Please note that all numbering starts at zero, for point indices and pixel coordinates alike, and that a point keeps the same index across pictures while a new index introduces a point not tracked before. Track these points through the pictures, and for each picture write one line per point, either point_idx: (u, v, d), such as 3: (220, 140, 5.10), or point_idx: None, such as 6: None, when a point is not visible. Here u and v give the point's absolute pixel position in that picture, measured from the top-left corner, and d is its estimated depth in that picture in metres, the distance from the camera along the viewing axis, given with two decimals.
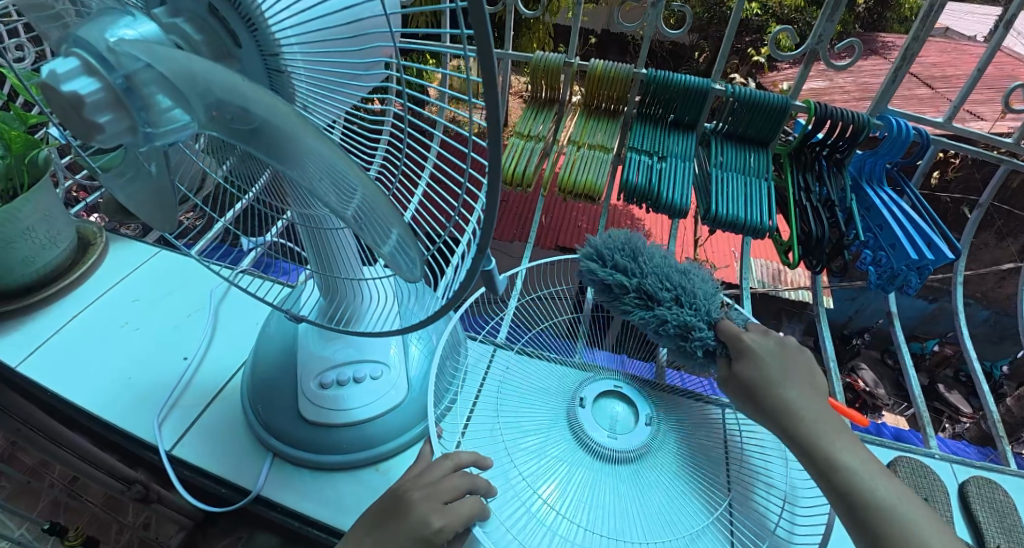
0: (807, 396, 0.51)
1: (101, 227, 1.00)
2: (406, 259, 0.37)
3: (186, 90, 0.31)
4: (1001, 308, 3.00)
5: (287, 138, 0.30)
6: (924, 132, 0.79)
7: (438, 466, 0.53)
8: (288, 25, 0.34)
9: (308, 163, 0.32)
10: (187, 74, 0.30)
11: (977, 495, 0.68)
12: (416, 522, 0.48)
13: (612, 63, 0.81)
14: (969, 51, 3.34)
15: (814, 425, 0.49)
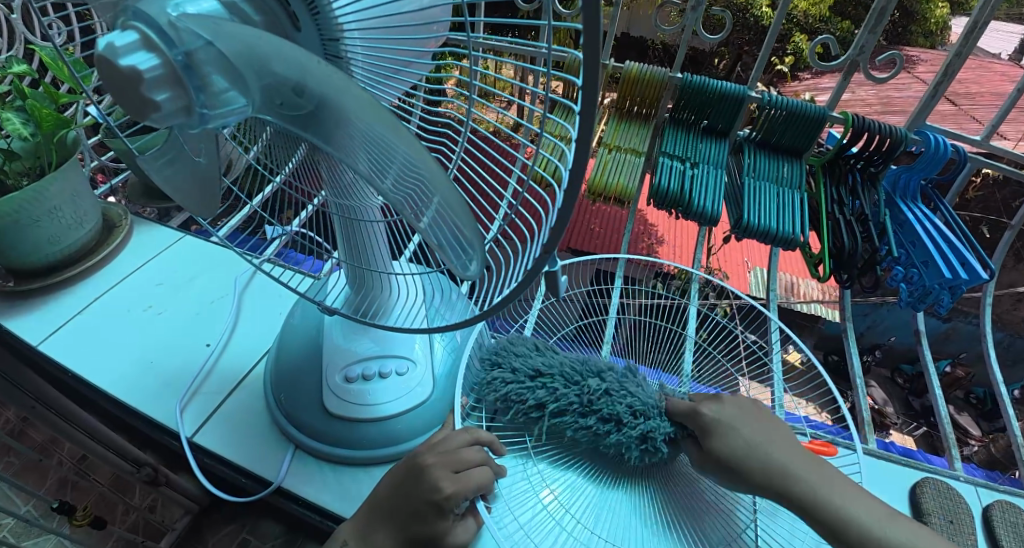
0: (738, 418, 0.46)
1: (125, 209, 1.00)
2: (456, 253, 0.35)
3: (245, 71, 0.31)
4: (1016, 331, 2.96)
5: (343, 122, 0.30)
6: (962, 150, 0.78)
7: (456, 436, 0.53)
8: (352, 10, 0.34)
9: (359, 151, 0.32)
10: (253, 57, 0.30)
11: (1001, 520, 0.67)
12: (428, 487, 0.49)
13: (647, 66, 0.80)
14: (995, 69, 3.29)
15: (812, 482, 0.42)
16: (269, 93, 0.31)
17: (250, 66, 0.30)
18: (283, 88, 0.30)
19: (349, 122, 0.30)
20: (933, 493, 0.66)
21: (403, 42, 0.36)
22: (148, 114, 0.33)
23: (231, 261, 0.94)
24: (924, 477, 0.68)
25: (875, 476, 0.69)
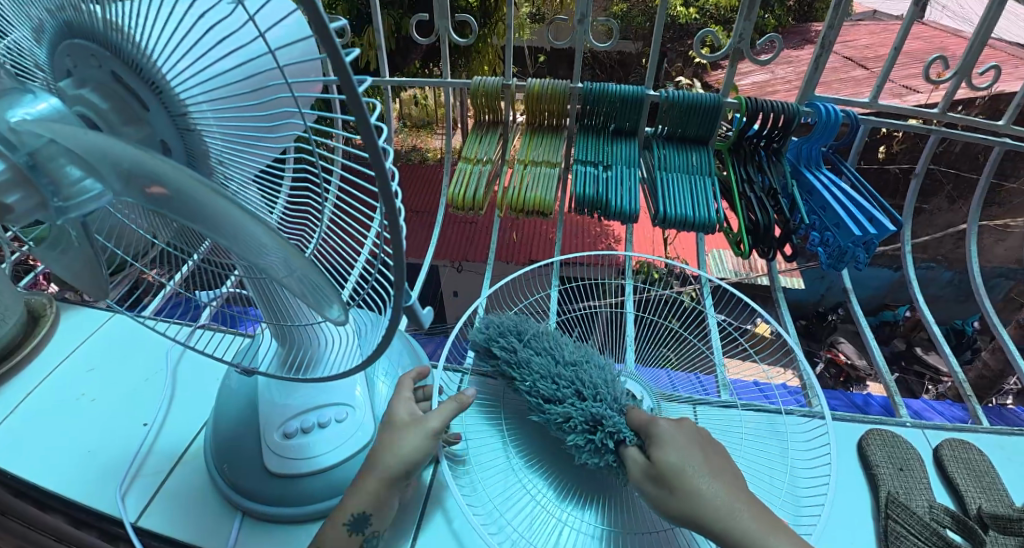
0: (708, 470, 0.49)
1: (52, 298, 0.97)
2: (332, 304, 0.38)
3: (96, 163, 0.31)
4: (962, 268, 3.11)
5: (199, 206, 0.31)
6: (852, 115, 0.82)
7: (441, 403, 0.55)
8: (195, 88, 0.35)
9: (222, 227, 0.32)
10: (95, 149, 0.31)
11: (953, 459, 0.69)
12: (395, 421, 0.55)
13: (548, 81, 0.83)
14: (896, 30, 3.51)
15: (749, 527, 0.46)
16: (124, 184, 0.32)
17: (97, 156, 0.31)
18: (129, 173, 0.31)
19: (204, 206, 0.30)
20: (882, 445, 0.67)
21: (252, 108, 0.36)
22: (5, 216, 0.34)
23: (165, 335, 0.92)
24: (873, 430, 0.70)
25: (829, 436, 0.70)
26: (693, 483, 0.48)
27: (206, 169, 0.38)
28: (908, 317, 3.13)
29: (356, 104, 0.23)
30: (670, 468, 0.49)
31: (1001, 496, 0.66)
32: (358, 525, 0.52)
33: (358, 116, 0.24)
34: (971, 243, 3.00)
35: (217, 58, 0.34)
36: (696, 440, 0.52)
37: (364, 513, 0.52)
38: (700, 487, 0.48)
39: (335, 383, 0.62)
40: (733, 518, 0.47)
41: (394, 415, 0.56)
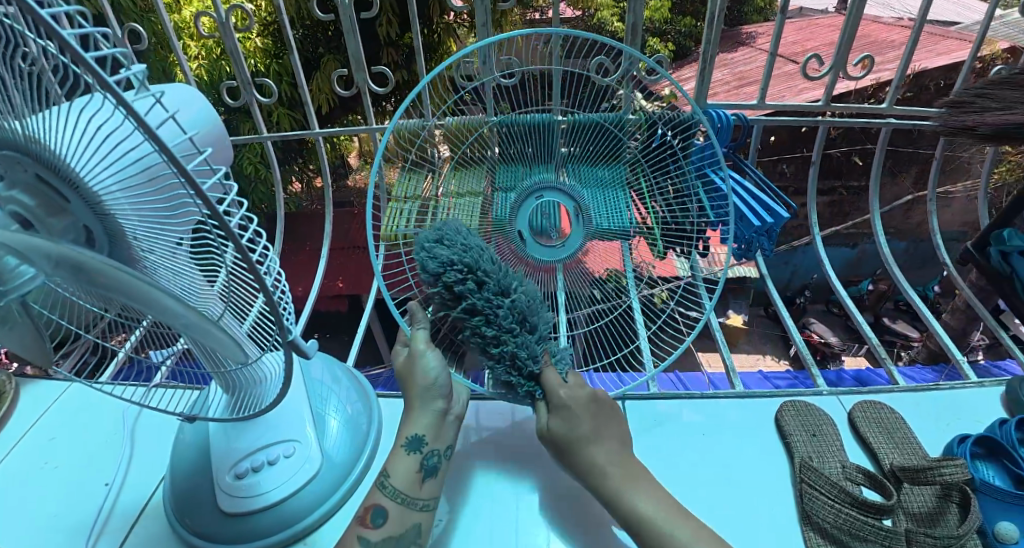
0: (604, 447, 0.77)
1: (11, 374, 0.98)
2: (223, 340, 0.54)
3: (30, 253, 0.42)
4: (914, 237, 3.26)
5: (114, 284, 0.45)
6: (743, 117, 0.92)
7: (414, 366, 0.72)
8: (106, 182, 0.40)
9: (132, 295, 0.46)
10: (28, 245, 0.41)
11: (864, 419, 0.86)
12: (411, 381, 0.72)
13: (464, 118, 0.88)
14: (821, 23, 3.72)
15: (635, 500, 0.72)
16: (59, 269, 0.43)
17: (34, 249, 0.42)
18: (61, 261, 0.43)
19: (120, 284, 0.45)
20: (794, 415, 0.86)
21: (159, 193, 0.42)
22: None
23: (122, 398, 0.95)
24: (787, 404, 0.88)
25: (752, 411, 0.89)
26: (579, 448, 0.75)
27: (126, 249, 0.45)
28: (872, 290, 3.25)
29: (198, 191, 0.32)
30: (563, 438, 0.77)
31: (913, 449, 0.81)
32: (414, 445, 0.69)
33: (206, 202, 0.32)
34: (919, 212, 3.15)
35: (121, 155, 0.40)
36: (586, 407, 0.77)
37: (417, 434, 0.69)
38: (580, 450, 0.75)
39: (283, 421, 0.68)
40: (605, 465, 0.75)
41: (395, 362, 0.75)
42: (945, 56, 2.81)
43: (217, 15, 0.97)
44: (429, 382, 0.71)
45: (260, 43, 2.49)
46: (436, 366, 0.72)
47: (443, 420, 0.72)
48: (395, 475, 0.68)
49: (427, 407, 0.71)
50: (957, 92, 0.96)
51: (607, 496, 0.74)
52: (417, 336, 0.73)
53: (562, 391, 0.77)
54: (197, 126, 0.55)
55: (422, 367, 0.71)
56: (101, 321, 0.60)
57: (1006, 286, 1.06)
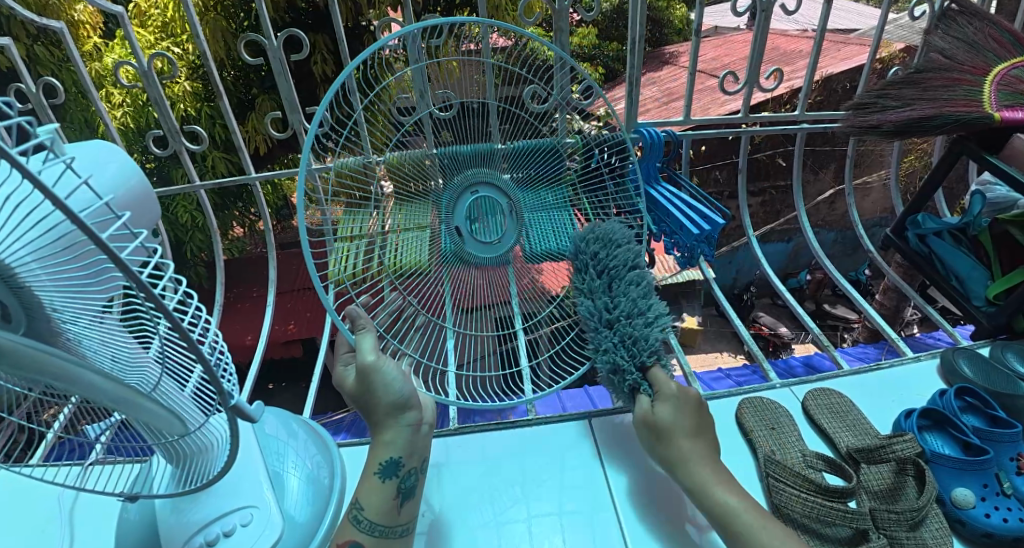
0: (697, 447, 0.78)
1: None
2: (154, 411, 0.52)
3: None
4: (841, 227, 3.50)
5: (34, 365, 0.42)
6: (671, 133, 0.98)
7: (390, 386, 0.69)
8: (22, 253, 0.37)
9: (55, 376, 0.43)
10: None
11: (817, 407, 0.90)
12: (386, 394, 0.69)
13: (403, 153, 0.86)
14: (735, 40, 4.00)
15: (730, 502, 0.72)
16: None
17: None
18: None
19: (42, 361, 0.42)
20: (751, 410, 0.89)
21: (82, 263, 0.40)
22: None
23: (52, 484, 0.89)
24: (743, 401, 0.91)
25: (716, 413, 0.91)
26: (677, 438, 0.78)
27: (49, 323, 0.41)
28: (811, 280, 3.44)
29: (121, 266, 0.31)
30: (665, 425, 0.79)
31: (864, 430, 0.85)
32: (390, 470, 0.69)
33: (133, 281, 0.32)
34: (842, 203, 3.39)
35: (36, 225, 0.38)
36: (692, 407, 0.80)
37: (392, 459, 0.69)
38: (677, 440, 0.77)
39: (240, 489, 0.66)
40: (696, 463, 0.76)
41: (347, 379, 0.71)
42: (849, 61, 3.08)
43: (138, 64, 0.94)
44: (395, 397, 0.69)
45: (189, 87, 2.41)
46: (398, 379, 0.69)
47: (416, 435, 0.72)
48: (369, 507, 0.68)
49: (400, 424, 0.70)
50: (861, 94, 1.04)
51: (692, 484, 0.76)
52: (364, 345, 0.68)
53: (669, 382, 0.82)
54: (106, 190, 0.52)
55: (386, 381, 0.68)
56: (30, 400, 0.54)
57: (928, 265, 1.14)
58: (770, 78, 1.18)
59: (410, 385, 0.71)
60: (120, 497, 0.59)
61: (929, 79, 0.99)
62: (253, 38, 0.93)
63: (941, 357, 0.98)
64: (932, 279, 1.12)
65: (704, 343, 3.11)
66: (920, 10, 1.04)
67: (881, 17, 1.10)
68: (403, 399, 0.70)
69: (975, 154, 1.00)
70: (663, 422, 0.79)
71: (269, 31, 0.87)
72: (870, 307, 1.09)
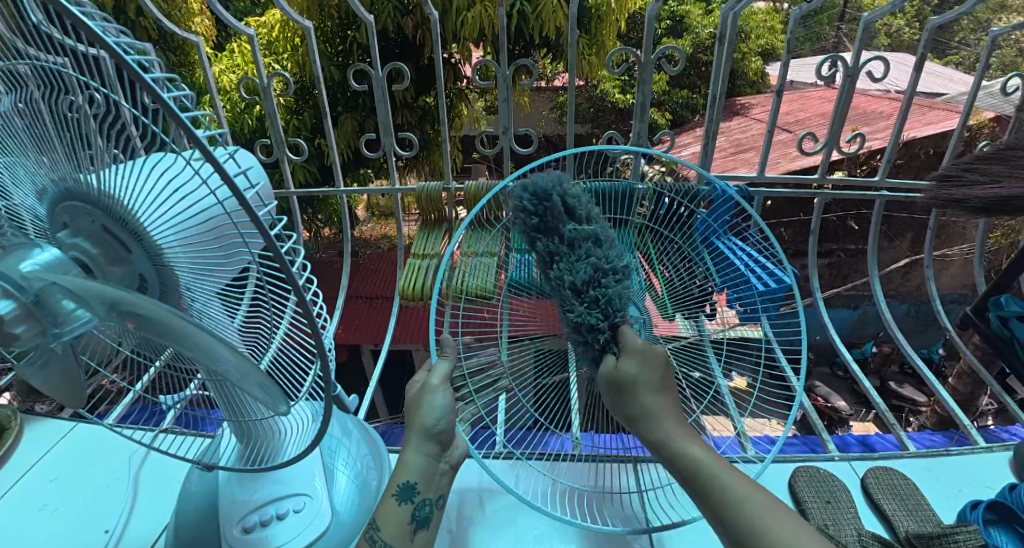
0: (666, 403, 0.72)
1: (17, 411, 1.07)
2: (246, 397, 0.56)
3: (90, 299, 0.44)
4: (914, 299, 3.30)
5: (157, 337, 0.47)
6: (745, 189, 1.00)
7: (431, 410, 0.69)
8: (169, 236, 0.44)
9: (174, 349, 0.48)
10: (91, 290, 0.43)
11: (877, 485, 0.86)
12: (425, 417, 0.69)
13: (482, 184, 0.98)
14: (811, 96, 3.95)
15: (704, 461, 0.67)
16: (110, 313, 0.45)
17: (93, 293, 0.44)
18: (113, 306, 0.44)
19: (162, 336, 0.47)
20: (806, 480, 0.86)
21: (213, 247, 0.46)
22: (9, 342, 0.44)
23: (124, 446, 1.01)
24: (798, 469, 0.89)
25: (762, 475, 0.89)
26: (642, 393, 0.71)
27: (177, 298, 0.48)
28: (876, 352, 3.26)
29: (265, 239, 0.35)
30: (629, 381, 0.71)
31: (927, 517, 0.80)
32: (406, 495, 0.67)
33: (270, 251, 0.35)
34: (917, 275, 3.21)
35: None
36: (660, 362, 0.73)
37: (409, 482, 0.67)
38: (643, 395, 0.71)
39: (295, 478, 0.72)
40: (662, 417, 0.71)
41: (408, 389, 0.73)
42: (933, 127, 2.96)
43: (259, 81, 1.06)
44: (435, 424, 0.69)
45: (284, 100, 2.65)
46: (444, 406, 0.70)
47: (434, 469, 0.70)
48: (385, 527, 0.65)
49: (424, 449, 0.69)
50: (947, 165, 1.01)
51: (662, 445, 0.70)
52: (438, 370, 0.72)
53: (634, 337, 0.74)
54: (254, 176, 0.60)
55: (431, 405, 0.69)
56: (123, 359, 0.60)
57: (1009, 351, 1.07)
58: (849, 142, 1.16)
59: (452, 420, 0.70)
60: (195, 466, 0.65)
61: (1021, 156, 0.95)
62: (362, 67, 1.03)
63: (1015, 450, 0.91)
64: (1015, 367, 1.05)
65: None
66: (1016, 85, 1.01)
67: (972, 88, 1.07)
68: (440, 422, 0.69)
69: None
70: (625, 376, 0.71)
71: (376, 62, 0.96)
72: (943, 388, 1.03)
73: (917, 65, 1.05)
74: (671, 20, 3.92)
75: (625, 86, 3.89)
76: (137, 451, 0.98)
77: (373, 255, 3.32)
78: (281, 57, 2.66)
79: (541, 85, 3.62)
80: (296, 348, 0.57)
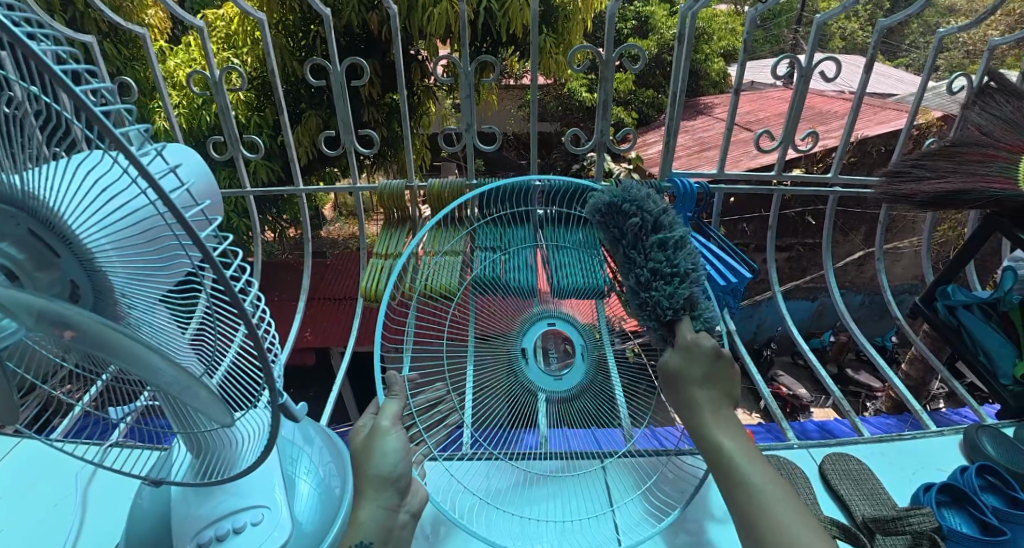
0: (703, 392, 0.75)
1: None
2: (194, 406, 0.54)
3: (13, 307, 0.41)
4: (869, 290, 3.44)
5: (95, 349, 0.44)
6: (705, 186, 1.00)
7: (386, 455, 0.66)
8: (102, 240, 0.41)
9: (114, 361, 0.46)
10: (13, 299, 0.40)
11: (835, 471, 0.89)
12: (378, 463, 0.65)
13: (447, 182, 0.99)
14: (770, 95, 4.07)
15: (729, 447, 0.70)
16: (40, 324, 0.42)
17: (19, 304, 0.41)
18: (42, 316, 0.41)
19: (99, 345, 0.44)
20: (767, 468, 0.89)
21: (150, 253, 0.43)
22: None
23: (70, 461, 0.95)
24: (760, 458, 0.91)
25: None
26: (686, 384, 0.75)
27: (114, 307, 0.44)
28: (834, 342, 3.39)
29: (202, 247, 0.32)
30: (676, 372, 0.76)
31: (882, 500, 0.83)
32: None
33: (208, 258, 0.33)
34: (870, 267, 3.34)
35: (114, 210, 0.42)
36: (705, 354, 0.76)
37: (363, 541, 0.61)
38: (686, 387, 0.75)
39: (253, 490, 0.69)
40: (701, 407, 0.74)
41: (354, 440, 0.69)
42: (884, 126, 3.09)
43: (210, 75, 1.01)
44: (391, 468, 0.65)
45: (243, 96, 2.56)
46: (397, 451, 0.67)
47: (393, 521, 0.64)
48: None
49: (379, 500, 0.63)
50: (896, 161, 1.05)
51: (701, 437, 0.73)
52: (387, 410, 0.71)
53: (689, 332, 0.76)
54: (195, 177, 0.58)
55: (384, 449, 0.66)
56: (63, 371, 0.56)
57: (955, 338, 1.12)
58: (805, 140, 1.19)
59: (407, 463, 0.67)
60: (144, 481, 0.61)
61: (964, 153, 1.00)
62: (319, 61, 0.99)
63: (964, 433, 0.95)
64: (960, 354, 1.10)
65: None
66: (958, 85, 1.05)
67: (919, 87, 1.11)
68: (394, 467, 0.66)
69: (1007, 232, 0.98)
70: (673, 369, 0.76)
71: (334, 56, 0.93)
72: (894, 375, 1.07)
73: (868, 66, 1.08)
74: (636, 20, 3.96)
75: (592, 85, 3.91)
76: (86, 466, 0.93)
77: (340, 256, 3.26)
78: (239, 51, 2.58)
79: (509, 83, 3.61)
80: (247, 356, 0.54)
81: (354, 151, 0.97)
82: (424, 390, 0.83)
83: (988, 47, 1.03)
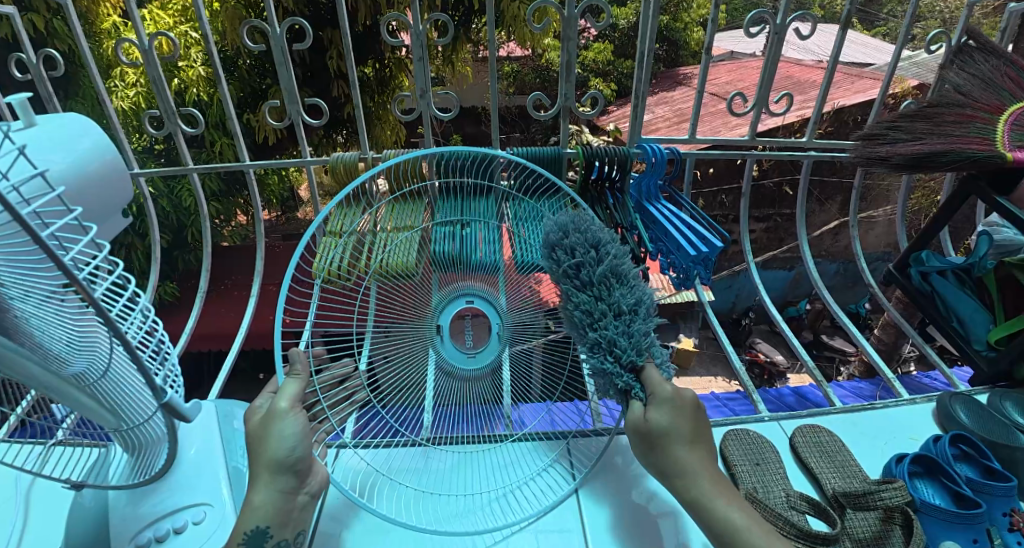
0: (697, 458, 0.68)
1: None
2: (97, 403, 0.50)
3: None
4: (844, 259, 3.48)
5: None
6: (675, 151, 0.95)
7: (282, 440, 0.61)
8: None
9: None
10: None
11: (806, 443, 0.87)
12: (274, 448, 0.60)
13: (401, 152, 0.93)
14: (749, 65, 4.03)
15: (739, 523, 0.65)
16: None
17: None
18: None
19: None
20: (736, 442, 0.87)
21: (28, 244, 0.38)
22: None
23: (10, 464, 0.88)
24: (730, 432, 0.89)
25: None
26: (676, 449, 0.68)
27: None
28: (810, 310, 3.44)
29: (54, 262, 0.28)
30: (660, 433, 0.68)
31: (853, 472, 0.82)
32: (257, 541, 0.58)
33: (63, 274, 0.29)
34: (846, 236, 3.37)
35: None
36: (690, 408, 0.70)
37: (259, 528, 0.58)
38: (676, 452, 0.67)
39: (196, 484, 0.65)
40: (698, 476, 0.67)
41: (250, 421, 0.64)
42: (863, 94, 3.07)
43: (139, 41, 0.92)
44: (288, 452, 0.61)
45: (203, 72, 2.39)
46: (297, 434, 0.62)
47: (291, 503, 0.61)
48: None
49: (275, 485, 0.60)
50: (871, 124, 1.01)
51: (705, 515, 0.66)
52: (285, 390, 0.64)
53: (658, 381, 0.70)
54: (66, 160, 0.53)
55: (281, 433, 0.61)
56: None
57: (928, 303, 1.11)
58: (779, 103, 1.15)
59: (307, 446, 0.63)
60: (68, 485, 0.56)
61: (942, 113, 0.97)
62: (256, 24, 0.90)
63: (938, 401, 0.95)
64: (933, 319, 1.09)
65: (698, 366, 3.21)
66: (937, 45, 1.01)
67: (896, 49, 1.07)
68: (291, 448, 0.61)
69: (983, 194, 0.96)
70: (657, 427, 0.68)
71: (272, 17, 0.85)
72: (867, 342, 1.05)
73: (844, 26, 1.03)
74: None
75: None
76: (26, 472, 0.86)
77: None
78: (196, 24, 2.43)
79: (484, 55, 3.49)
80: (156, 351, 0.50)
81: (301, 121, 0.89)
82: (330, 366, 0.75)
83: (967, 4, 0.98)
